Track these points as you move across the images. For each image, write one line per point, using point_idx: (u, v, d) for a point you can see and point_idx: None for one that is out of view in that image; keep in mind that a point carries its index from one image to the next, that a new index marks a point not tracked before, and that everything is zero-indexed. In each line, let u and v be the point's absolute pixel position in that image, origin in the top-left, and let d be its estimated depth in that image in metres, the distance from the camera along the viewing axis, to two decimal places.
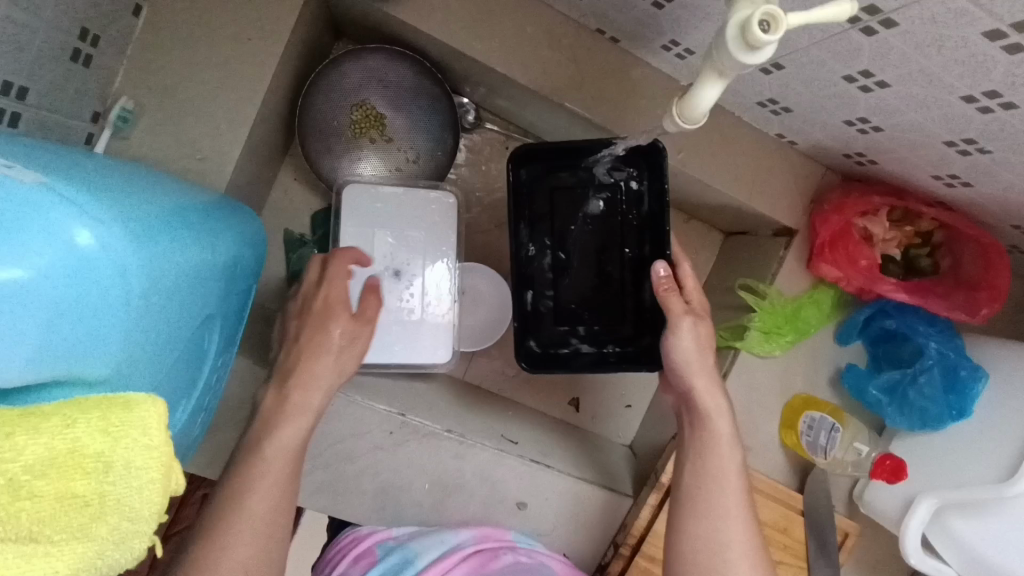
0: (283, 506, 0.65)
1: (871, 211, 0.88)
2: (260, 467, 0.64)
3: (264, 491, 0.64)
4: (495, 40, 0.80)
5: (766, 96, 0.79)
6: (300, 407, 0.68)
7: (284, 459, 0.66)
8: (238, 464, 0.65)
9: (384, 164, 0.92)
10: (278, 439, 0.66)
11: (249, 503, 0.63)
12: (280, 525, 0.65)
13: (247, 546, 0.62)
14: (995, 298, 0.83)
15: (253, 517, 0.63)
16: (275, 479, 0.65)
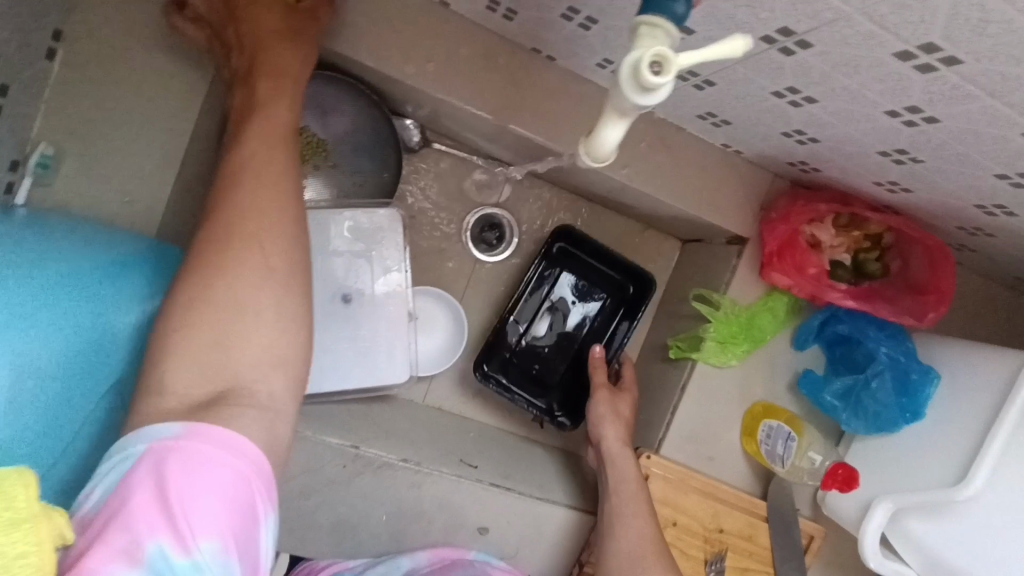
0: (293, 308, 0.57)
1: (819, 218, 0.87)
2: (255, 236, 0.57)
3: (259, 268, 0.57)
4: (428, 65, 0.79)
5: (703, 110, 0.78)
6: (269, 178, 0.60)
7: (257, 227, 0.57)
8: (224, 246, 0.56)
9: (325, 190, 0.91)
10: (264, 263, 0.57)
11: (254, 282, 0.56)
12: (296, 354, 0.57)
13: (250, 355, 0.55)
14: (941, 301, 0.84)
15: (252, 351, 0.55)
16: (284, 257, 0.58)
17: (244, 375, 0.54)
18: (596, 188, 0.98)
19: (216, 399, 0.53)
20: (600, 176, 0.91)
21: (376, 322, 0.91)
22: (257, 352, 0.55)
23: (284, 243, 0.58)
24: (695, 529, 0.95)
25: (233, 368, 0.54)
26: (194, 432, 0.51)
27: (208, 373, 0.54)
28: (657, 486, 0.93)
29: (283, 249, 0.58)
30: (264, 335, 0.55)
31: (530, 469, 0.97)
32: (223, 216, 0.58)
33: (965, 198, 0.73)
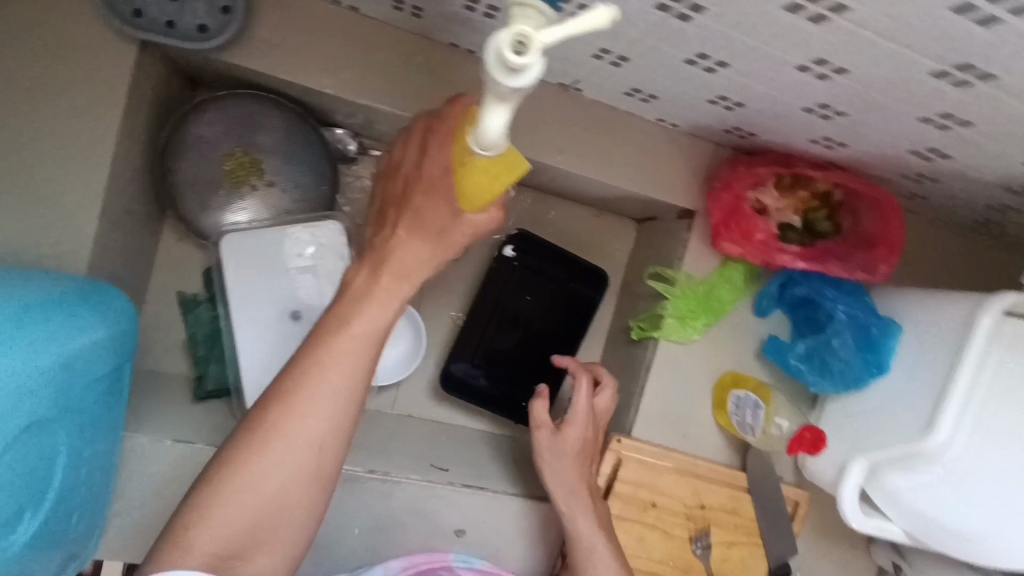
0: (344, 437, 0.60)
1: (762, 182, 0.85)
2: (337, 339, 0.59)
3: (337, 389, 0.58)
4: (346, 70, 0.77)
5: (628, 85, 0.76)
6: (387, 287, 0.61)
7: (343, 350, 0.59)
8: (309, 354, 0.59)
9: (263, 210, 0.89)
10: (331, 393, 0.58)
11: (315, 402, 0.57)
12: (328, 470, 0.59)
13: (281, 474, 0.57)
14: (891, 252, 0.83)
15: (293, 465, 0.57)
16: (352, 380, 0.59)
17: (277, 494, 0.57)
18: (540, 177, 0.97)
19: (271, 482, 0.57)
20: (539, 164, 0.89)
21: None
22: (294, 471, 0.57)
23: (358, 353, 0.59)
24: (676, 508, 0.94)
25: (272, 476, 0.56)
26: (235, 533, 0.56)
27: (249, 485, 0.56)
28: (631, 469, 0.92)
29: (356, 368, 0.59)
30: (306, 457, 0.57)
31: (507, 468, 0.97)
32: (306, 362, 0.58)
33: (900, 146, 0.72)
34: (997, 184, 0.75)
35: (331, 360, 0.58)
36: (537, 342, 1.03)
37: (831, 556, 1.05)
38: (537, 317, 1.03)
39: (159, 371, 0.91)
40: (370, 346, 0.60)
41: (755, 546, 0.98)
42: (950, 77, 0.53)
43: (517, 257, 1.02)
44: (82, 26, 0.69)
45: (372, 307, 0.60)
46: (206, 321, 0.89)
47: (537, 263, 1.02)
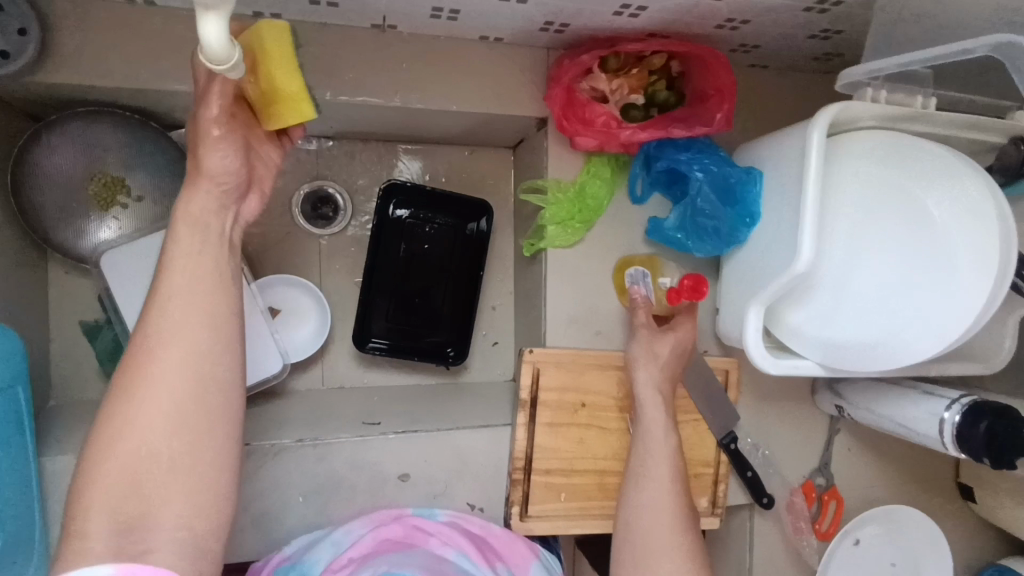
0: (211, 375, 0.61)
1: (589, 69, 0.88)
2: (162, 292, 0.61)
3: (182, 338, 0.60)
4: (161, 62, 0.80)
5: (428, 6, 0.80)
6: (189, 229, 0.62)
7: (179, 302, 0.61)
8: (145, 314, 0.61)
9: (139, 224, 0.92)
10: (177, 347, 0.60)
11: (165, 352, 0.60)
12: (205, 422, 0.61)
13: (160, 423, 0.59)
14: (723, 100, 0.86)
15: (164, 413, 0.59)
16: (194, 318, 0.61)
17: (162, 443, 0.59)
18: (398, 127, 1.00)
19: (147, 451, 0.58)
20: (385, 111, 0.93)
21: None
22: (170, 420, 0.59)
23: (190, 294, 0.61)
24: (605, 403, 0.97)
25: (147, 427, 0.59)
26: (125, 509, 0.57)
27: (126, 457, 0.58)
28: (550, 377, 0.95)
29: (188, 309, 0.61)
30: (175, 417, 0.60)
31: (445, 409, 1.01)
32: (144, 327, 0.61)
33: None
34: (796, 7, 0.78)
35: (161, 311, 0.61)
36: (446, 285, 1.07)
37: (773, 414, 1.08)
38: (441, 262, 1.07)
39: (82, 400, 0.94)
40: (202, 284, 0.62)
41: (696, 422, 1.03)
42: None
43: (407, 212, 1.04)
44: None
45: (186, 249, 0.62)
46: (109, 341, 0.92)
47: (428, 208, 1.05)
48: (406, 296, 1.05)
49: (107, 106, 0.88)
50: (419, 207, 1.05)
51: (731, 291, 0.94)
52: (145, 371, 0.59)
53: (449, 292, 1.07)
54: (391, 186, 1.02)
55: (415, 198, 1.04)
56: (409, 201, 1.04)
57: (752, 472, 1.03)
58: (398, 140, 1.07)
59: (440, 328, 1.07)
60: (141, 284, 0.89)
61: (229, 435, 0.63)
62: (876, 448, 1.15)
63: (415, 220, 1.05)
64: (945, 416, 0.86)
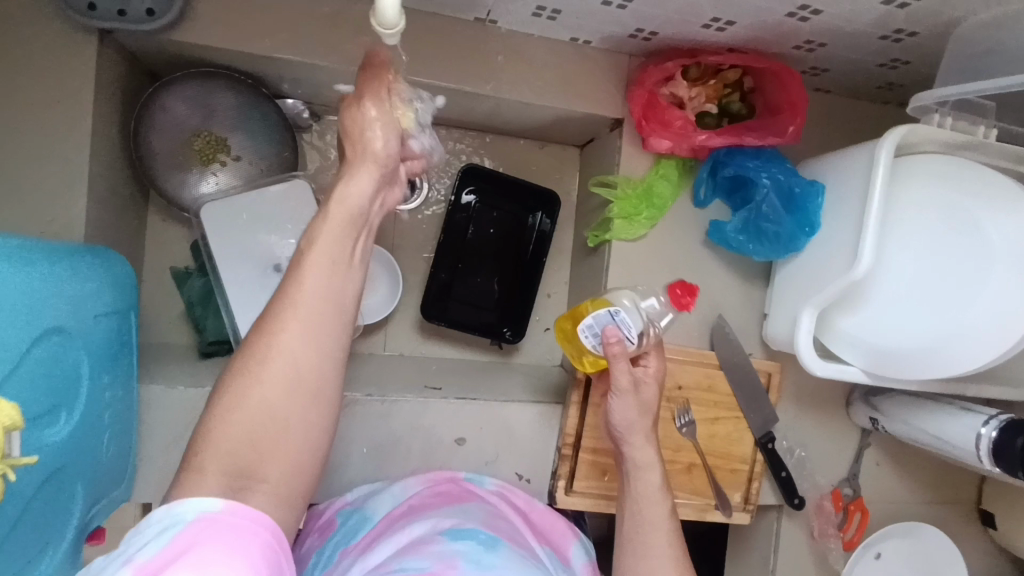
0: (330, 351, 0.62)
1: (671, 76, 0.95)
2: (299, 267, 0.62)
3: (317, 304, 0.62)
4: (282, 33, 0.87)
5: (532, 4, 0.86)
6: (339, 212, 0.63)
7: (320, 270, 0.62)
8: (280, 283, 0.63)
9: (236, 181, 1.00)
10: (311, 312, 0.61)
11: (296, 322, 0.61)
12: (322, 389, 0.62)
13: (278, 392, 0.60)
14: (796, 113, 0.93)
15: (285, 379, 0.60)
16: (327, 297, 0.62)
17: (277, 408, 0.60)
18: (480, 115, 1.06)
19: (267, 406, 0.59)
20: (474, 99, 0.99)
21: None
22: (286, 388, 0.60)
23: (329, 278, 0.62)
24: None
25: (266, 392, 0.60)
26: (237, 457, 0.58)
27: (248, 406, 0.59)
28: None
29: (325, 287, 0.62)
30: (296, 379, 0.61)
31: (499, 384, 1.05)
32: (284, 292, 0.62)
33: (776, 11, 0.80)
34: (873, 34, 0.85)
35: (297, 286, 0.61)
36: (509, 268, 1.13)
37: (808, 420, 1.12)
38: (505, 246, 1.13)
39: (165, 341, 1.00)
40: (341, 269, 0.63)
41: (736, 420, 1.07)
42: None
43: (475, 199, 1.11)
44: (47, 28, 0.78)
45: (333, 233, 0.63)
46: (198, 286, 0.98)
47: (497, 194, 1.12)
48: (470, 275, 1.12)
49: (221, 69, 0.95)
50: (488, 194, 1.11)
51: (783, 295, 1.00)
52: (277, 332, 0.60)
53: (510, 275, 1.13)
54: (467, 170, 1.09)
55: (487, 184, 1.10)
56: (479, 186, 1.11)
57: (786, 472, 1.07)
58: (475, 128, 1.13)
59: (500, 309, 1.13)
60: (235, 237, 0.96)
61: (330, 418, 0.63)
62: (903, 464, 1.19)
63: (484, 205, 1.12)
64: (982, 431, 0.91)
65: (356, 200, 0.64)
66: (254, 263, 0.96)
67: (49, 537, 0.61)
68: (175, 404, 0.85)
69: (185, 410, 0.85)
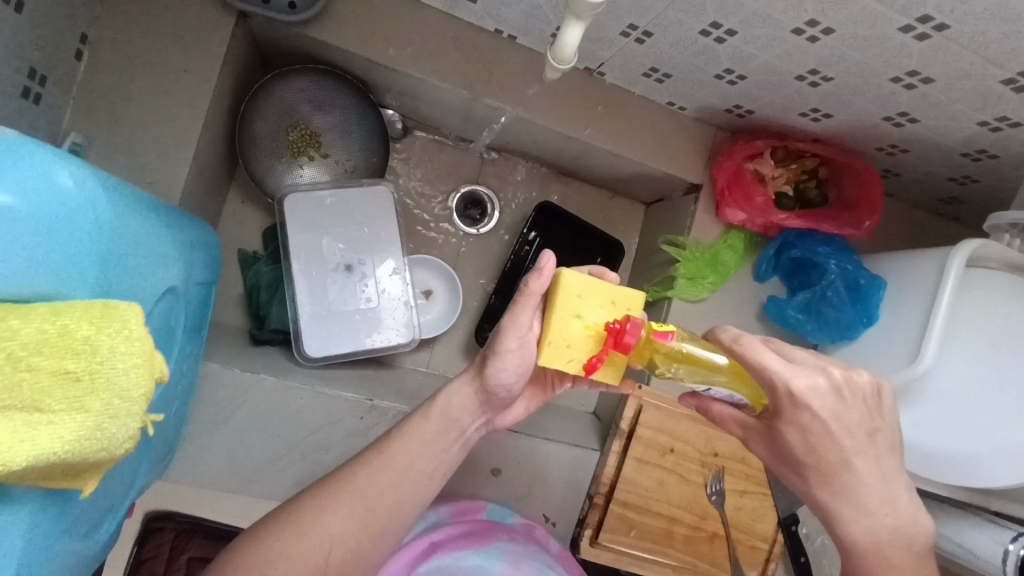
0: (365, 544, 0.68)
1: (758, 153, 1.00)
2: (380, 456, 0.71)
3: (370, 489, 0.69)
4: (407, 48, 0.91)
5: (647, 65, 0.91)
6: (436, 419, 0.74)
7: (388, 462, 0.71)
8: (349, 473, 0.70)
9: (322, 177, 1.00)
10: (360, 496, 0.69)
11: (347, 498, 0.68)
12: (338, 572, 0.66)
13: (306, 556, 0.65)
14: (874, 210, 0.97)
15: (317, 554, 0.65)
16: (389, 497, 0.70)
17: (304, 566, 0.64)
18: (564, 158, 1.10)
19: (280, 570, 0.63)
20: (567, 140, 1.03)
21: (375, 289, 0.99)
22: (313, 563, 0.65)
23: (395, 478, 0.71)
24: (691, 454, 1.02)
25: (291, 552, 0.64)
26: None
27: (271, 563, 0.64)
28: (650, 415, 1.00)
29: (396, 485, 0.70)
30: (320, 552, 0.65)
31: (541, 421, 1.05)
32: (347, 472, 0.70)
33: (875, 113, 0.86)
34: (956, 150, 0.90)
35: (367, 478, 0.69)
36: None
37: None
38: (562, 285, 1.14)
39: (219, 321, 0.98)
40: (417, 478, 0.71)
41: (763, 496, 1.06)
42: (913, 32, 0.66)
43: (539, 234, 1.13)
44: (192, 1, 0.81)
45: (427, 440, 0.73)
46: (266, 272, 0.98)
47: (561, 236, 1.14)
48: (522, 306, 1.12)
49: (334, 69, 0.98)
50: (551, 233, 1.14)
51: None
52: (324, 504, 0.68)
53: None
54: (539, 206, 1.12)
55: (553, 223, 1.13)
56: (546, 222, 1.13)
57: (806, 558, 1.06)
58: (552, 169, 1.17)
59: None
60: (313, 228, 0.97)
61: None
62: None
63: (546, 245, 1.13)
64: (1010, 547, 0.91)
65: (459, 412, 0.74)
66: (327, 258, 0.97)
67: (117, 497, 0.61)
68: (229, 386, 0.83)
69: (237, 395, 0.84)
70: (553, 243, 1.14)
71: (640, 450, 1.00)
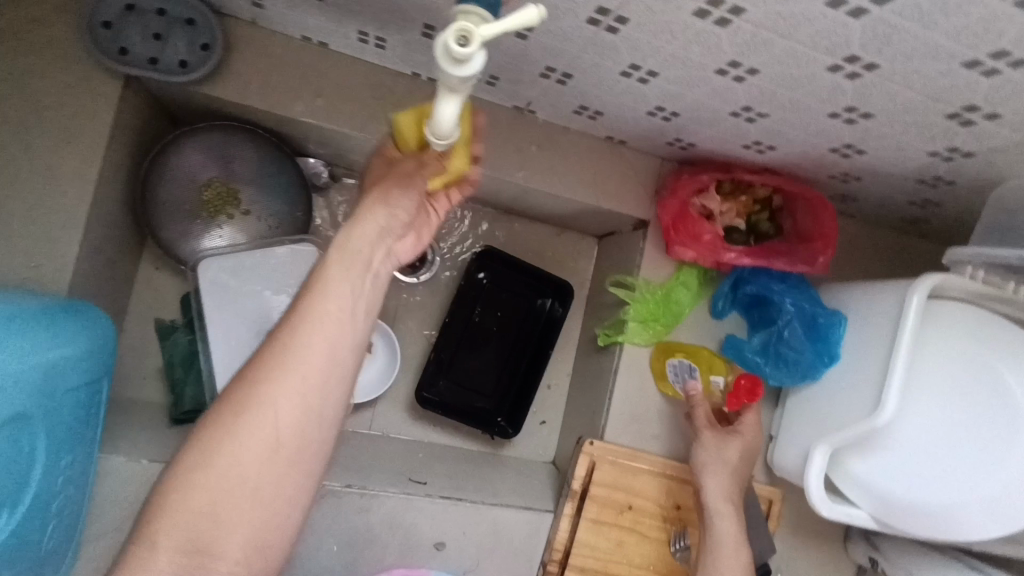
0: (314, 398, 0.56)
1: (703, 187, 0.93)
2: (310, 313, 0.57)
3: (316, 346, 0.56)
4: (318, 99, 0.85)
5: (576, 103, 0.84)
6: (345, 259, 0.60)
7: (317, 296, 0.58)
8: (278, 334, 0.57)
9: (239, 235, 0.93)
10: (309, 403, 0.56)
11: (280, 371, 0.55)
12: (289, 442, 0.55)
13: (256, 458, 0.54)
14: (828, 245, 0.91)
15: (262, 435, 0.54)
16: (328, 373, 0.57)
17: (258, 488, 0.54)
18: (504, 198, 1.04)
19: (225, 491, 0.53)
20: (501, 183, 0.96)
21: None
22: (260, 437, 0.54)
23: (334, 324, 0.58)
24: (651, 510, 0.96)
25: (238, 458, 0.53)
26: (194, 524, 0.52)
27: (212, 481, 0.52)
28: (604, 472, 0.94)
29: (323, 337, 0.57)
30: (264, 435, 0.54)
31: (492, 480, 0.99)
32: (275, 340, 0.56)
33: (820, 146, 0.80)
34: (911, 177, 0.84)
35: (290, 335, 0.56)
36: (513, 356, 1.09)
37: (803, 552, 1.07)
38: (510, 331, 1.09)
39: (137, 398, 0.92)
40: (341, 320, 0.58)
41: None
42: (843, 71, 0.60)
43: (487, 276, 1.07)
44: (70, 66, 0.74)
45: (340, 279, 0.59)
46: (183, 344, 0.92)
47: (509, 281, 1.08)
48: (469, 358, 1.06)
49: (246, 124, 0.92)
50: (496, 278, 1.08)
51: (792, 422, 0.97)
52: (258, 377, 0.55)
53: (515, 361, 1.09)
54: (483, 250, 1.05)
55: (498, 268, 1.07)
56: (490, 266, 1.07)
57: None
58: (494, 207, 1.10)
59: (495, 397, 1.07)
60: (226, 295, 0.89)
61: (301, 466, 0.56)
62: None
63: (492, 293, 1.07)
64: None
65: (362, 245, 0.62)
66: (243, 329, 0.88)
67: None
68: (135, 481, 0.76)
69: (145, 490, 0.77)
70: (500, 290, 1.08)
71: (595, 510, 0.94)
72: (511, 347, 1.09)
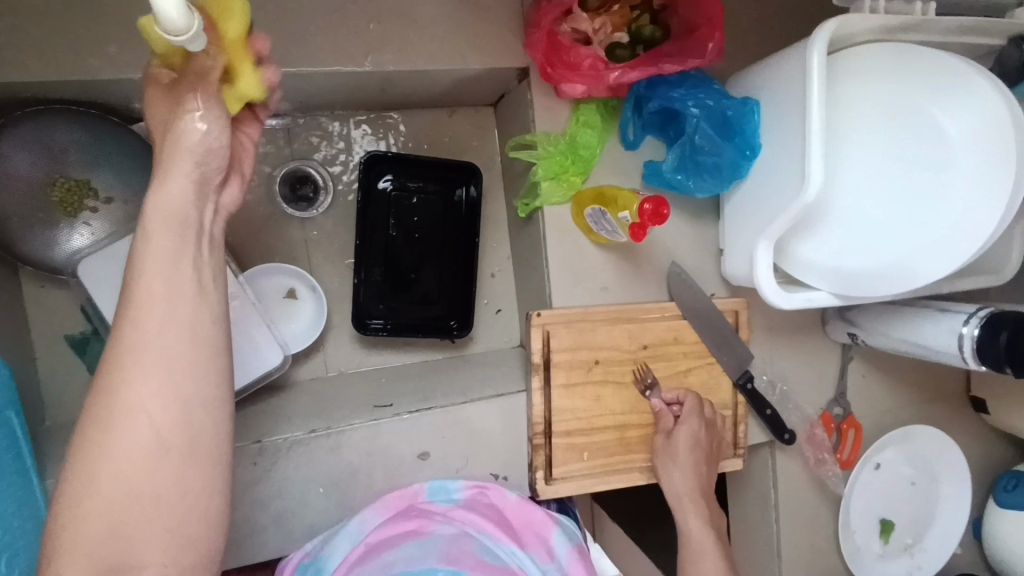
0: (185, 388, 0.53)
1: (568, 10, 0.83)
2: (139, 303, 0.52)
3: (160, 331, 0.52)
4: (112, 48, 0.74)
5: None
6: (162, 222, 0.54)
7: (148, 279, 0.53)
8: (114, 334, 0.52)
9: (105, 228, 0.87)
10: (175, 398, 0.52)
11: (137, 371, 0.51)
12: (176, 437, 0.52)
13: (141, 464, 0.51)
14: (715, 27, 0.82)
15: (137, 440, 0.51)
16: (188, 365, 0.53)
17: (156, 488, 0.51)
18: (373, 95, 0.95)
19: (121, 501, 0.50)
20: (356, 78, 0.87)
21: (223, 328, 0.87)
22: (138, 443, 0.51)
23: (170, 309, 0.53)
24: (619, 357, 0.95)
25: (120, 468, 0.50)
26: (101, 543, 0.49)
27: (99, 496, 0.49)
28: (562, 338, 0.92)
29: (171, 323, 0.53)
30: (141, 439, 0.51)
31: (460, 380, 0.98)
32: (119, 339, 0.52)
33: None
34: None
35: (133, 329, 0.52)
36: (444, 257, 1.04)
37: (785, 349, 1.07)
38: (435, 233, 1.03)
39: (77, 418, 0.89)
40: (182, 301, 0.53)
41: (709, 365, 1.00)
42: None
43: (391, 182, 1.00)
44: None
45: (161, 249, 0.53)
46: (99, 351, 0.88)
47: (415, 181, 1.01)
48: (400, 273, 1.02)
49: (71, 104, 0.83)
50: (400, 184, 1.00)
51: (736, 228, 0.92)
52: (115, 382, 0.51)
53: (448, 262, 1.04)
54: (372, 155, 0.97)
55: (397, 171, 1.00)
56: (388, 173, 1.00)
57: (772, 409, 1.02)
58: (372, 109, 1.01)
59: (441, 303, 1.04)
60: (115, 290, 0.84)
61: (199, 457, 0.53)
62: (891, 372, 1.13)
63: (401, 199, 1.01)
64: (964, 332, 0.86)
65: (175, 205, 0.54)
66: None
67: None
68: None
69: None
70: (408, 194, 1.01)
71: (563, 374, 0.93)
72: (444, 247, 1.04)
